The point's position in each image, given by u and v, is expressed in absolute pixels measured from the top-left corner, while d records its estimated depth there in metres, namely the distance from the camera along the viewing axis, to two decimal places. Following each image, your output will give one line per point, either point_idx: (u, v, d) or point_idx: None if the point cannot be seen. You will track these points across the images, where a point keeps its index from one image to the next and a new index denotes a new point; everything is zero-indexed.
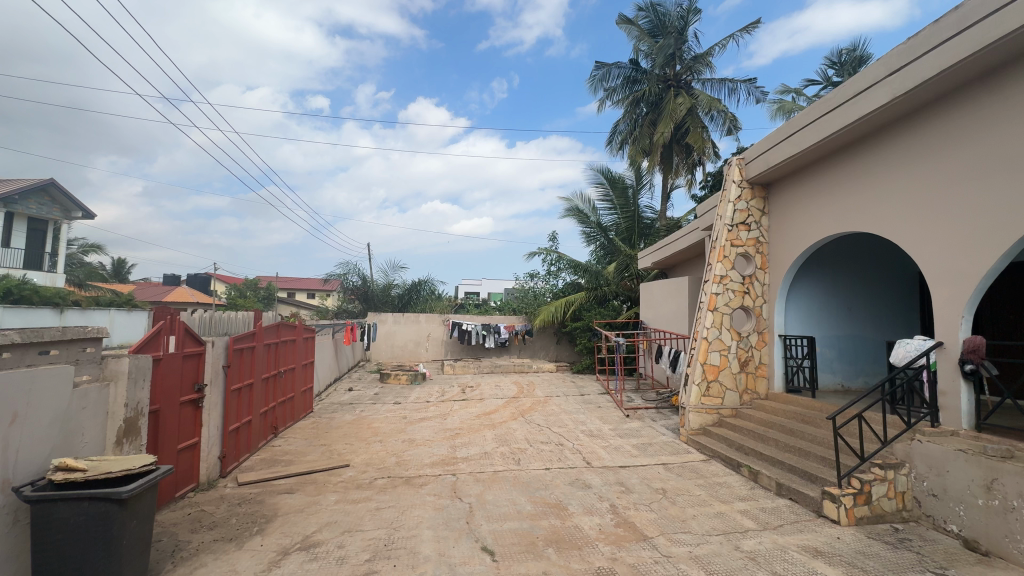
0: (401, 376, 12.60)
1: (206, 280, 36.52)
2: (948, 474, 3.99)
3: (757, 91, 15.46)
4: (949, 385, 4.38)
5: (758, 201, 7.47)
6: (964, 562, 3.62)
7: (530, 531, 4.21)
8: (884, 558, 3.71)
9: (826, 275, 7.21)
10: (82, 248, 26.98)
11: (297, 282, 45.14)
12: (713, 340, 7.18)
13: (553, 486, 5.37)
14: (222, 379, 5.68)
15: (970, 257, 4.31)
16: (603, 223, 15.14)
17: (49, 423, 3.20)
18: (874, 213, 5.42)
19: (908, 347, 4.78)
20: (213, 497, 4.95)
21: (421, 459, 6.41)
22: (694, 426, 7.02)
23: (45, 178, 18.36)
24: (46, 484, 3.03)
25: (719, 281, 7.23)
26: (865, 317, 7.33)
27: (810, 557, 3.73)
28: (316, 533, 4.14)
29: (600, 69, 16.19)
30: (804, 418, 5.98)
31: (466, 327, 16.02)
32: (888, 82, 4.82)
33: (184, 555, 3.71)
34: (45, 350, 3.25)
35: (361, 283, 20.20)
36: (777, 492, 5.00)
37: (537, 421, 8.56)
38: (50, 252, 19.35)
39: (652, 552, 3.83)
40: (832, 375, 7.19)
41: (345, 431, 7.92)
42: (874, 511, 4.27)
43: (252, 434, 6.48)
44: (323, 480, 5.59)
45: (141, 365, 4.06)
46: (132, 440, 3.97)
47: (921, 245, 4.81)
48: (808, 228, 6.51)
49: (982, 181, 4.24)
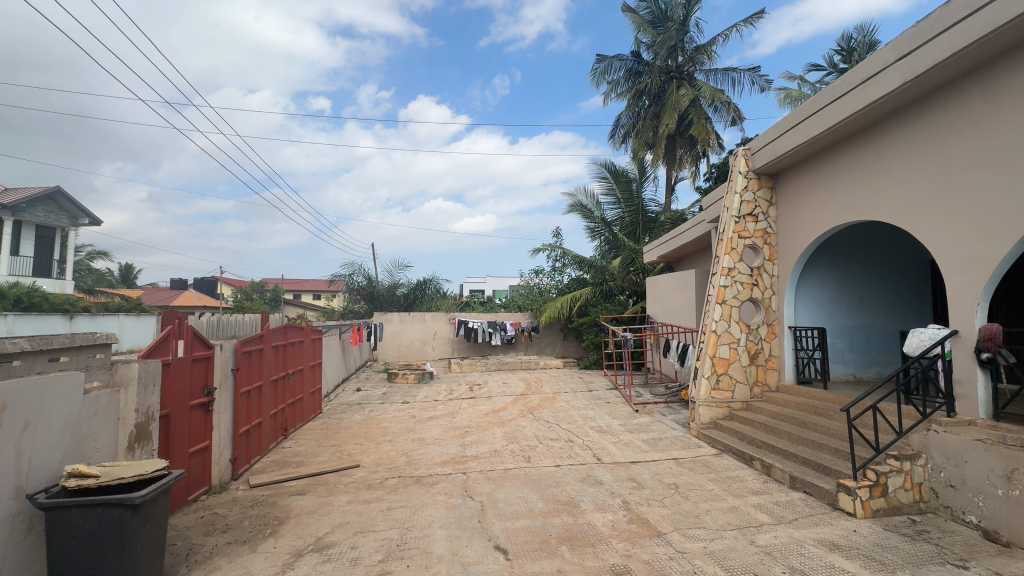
0: (409, 375, 12.64)
1: (212, 283, 36.83)
2: (967, 465, 3.93)
3: (762, 79, 15.29)
4: (965, 374, 4.31)
5: (765, 191, 7.38)
6: (986, 553, 3.56)
7: (543, 528, 4.20)
8: (903, 551, 3.66)
9: (835, 266, 7.12)
10: (88, 255, 27.04)
11: (303, 283, 45.51)
12: (722, 333, 7.13)
13: (564, 483, 5.35)
14: (231, 382, 5.69)
15: (984, 243, 4.24)
16: (607, 217, 15.09)
17: (61, 430, 3.20)
18: (885, 200, 5.32)
19: (921, 336, 4.71)
20: (226, 500, 4.96)
21: (432, 458, 6.41)
22: (705, 420, 6.95)
23: (51, 185, 18.59)
24: (60, 490, 3.03)
25: (728, 273, 7.15)
26: (875, 306, 7.25)
27: (827, 550, 3.69)
28: (329, 534, 4.15)
29: (602, 61, 16.06)
30: (817, 410, 5.92)
31: (472, 325, 15.99)
32: (898, 67, 4.72)
33: (198, 558, 3.72)
34: (55, 357, 3.27)
35: (366, 283, 20.24)
36: (790, 485, 4.96)
37: (546, 418, 8.52)
38: (58, 259, 19.54)
39: (667, 548, 3.80)
40: (844, 366, 7.10)
41: (354, 432, 7.92)
42: (891, 504, 4.21)
43: (263, 436, 6.50)
44: (334, 480, 5.60)
45: (151, 370, 4.08)
46: (144, 445, 3.98)
47: (934, 232, 4.72)
48: (818, 216, 6.42)
49: (995, 166, 4.16)
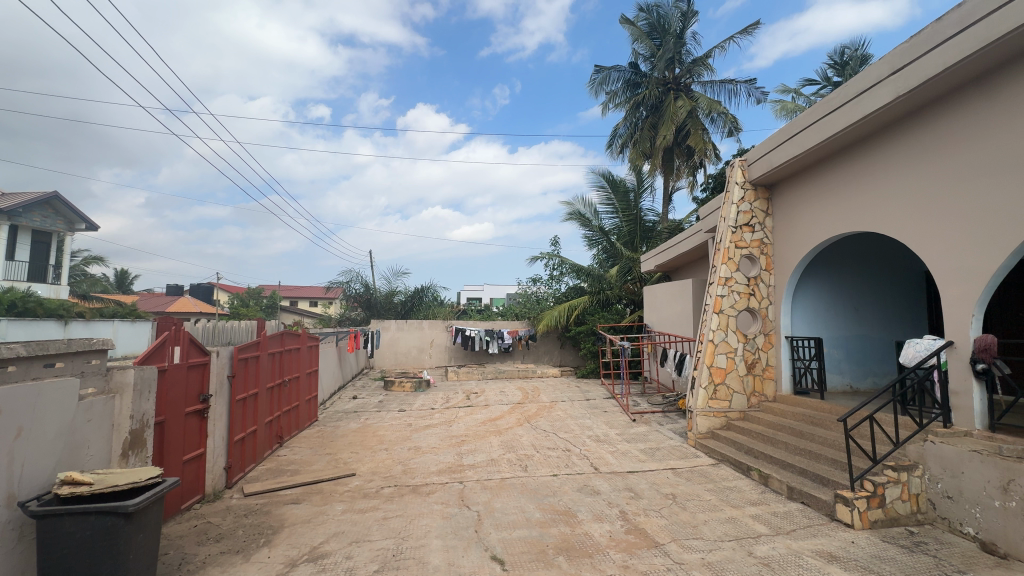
0: (405, 384, 12.55)
1: (209, 290, 36.92)
2: (964, 475, 3.94)
3: (757, 91, 15.48)
4: (961, 385, 4.33)
5: (762, 202, 7.44)
6: (983, 565, 3.55)
7: (539, 539, 4.17)
8: (900, 562, 3.65)
9: (831, 276, 7.16)
10: (83, 260, 26.97)
11: (299, 290, 45.54)
12: (719, 342, 7.13)
13: (561, 493, 5.32)
14: (227, 389, 5.67)
15: (978, 255, 4.28)
16: (604, 226, 15.14)
17: (55, 436, 3.17)
18: (881, 212, 5.37)
19: (918, 347, 4.77)
20: (219, 509, 4.90)
21: (428, 467, 6.38)
22: (703, 430, 6.94)
23: (49, 191, 18.56)
24: (52, 497, 2.99)
25: (725, 282, 7.18)
26: (871, 317, 7.28)
27: (825, 562, 3.67)
28: (324, 544, 4.10)
29: (600, 72, 16.24)
30: (814, 420, 5.92)
31: (469, 334, 15.90)
32: (892, 81, 4.81)
33: (190, 568, 3.68)
34: (50, 363, 3.24)
35: (363, 290, 20.18)
36: (788, 495, 4.95)
37: (543, 427, 8.48)
38: (53, 264, 19.45)
39: (665, 559, 3.77)
40: (840, 376, 7.12)
41: (350, 440, 7.86)
42: (888, 514, 4.21)
43: (258, 444, 6.45)
44: (330, 489, 5.55)
45: (147, 377, 4.05)
46: (138, 453, 3.94)
47: (929, 244, 4.77)
48: (814, 227, 6.46)
49: (988, 180, 4.23)
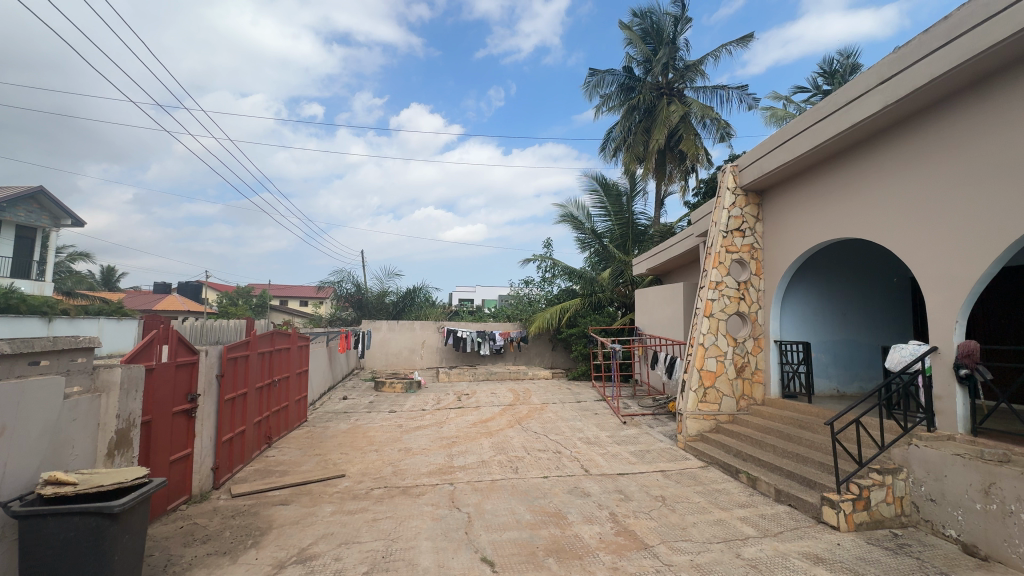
0: (396, 385, 12.49)
1: (198, 288, 36.55)
2: (946, 478, 4.01)
3: (749, 98, 15.65)
4: (944, 390, 4.41)
5: (753, 207, 7.52)
6: (964, 567, 3.61)
7: (530, 540, 4.18)
8: (885, 564, 3.71)
9: (820, 281, 7.26)
10: (69, 257, 26.55)
11: (289, 290, 45.18)
12: (710, 346, 7.20)
13: (552, 495, 5.33)
14: (216, 388, 5.61)
15: (962, 262, 4.37)
16: (597, 229, 15.22)
17: (38, 435, 3.12)
18: (868, 218, 5.46)
19: (903, 352, 4.82)
20: (206, 510, 4.85)
21: (418, 468, 6.36)
22: (692, 432, 7.00)
23: (34, 186, 18.31)
24: (35, 498, 2.94)
25: (715, 286, 7.26)
26: (858, 321, 7.40)
27: (812, 564, 3.72)
28: (312, 546, 4.07)
29: (595, 75, 16.33)
30: (802, 423, 5.99)
31: (461, 335, 15.85)
32: (880, 91, 4.91)
33: (176, 570, 3.63)
34: (35, 361, 3.19)
35: (355, 290, 20.06)
36: (776, 498, 5.00)
37: (534, 429, 8.49)
38: (38, 260, 19.11)
39: (654, 561, 3.80)
40: (828, 380, 7.21)
41: (340, 440, 7.81)
42: (873, 517, 4.27)
43: (246, 444, 6.39)
44: (319, 491, 5.51)
45: (134, 375, 4.00)
46: (124, 452, 3.89)
47: (915, 250, 4.86)
48: (803, 234, 6.55)
49: (972, 188, 4.33)
